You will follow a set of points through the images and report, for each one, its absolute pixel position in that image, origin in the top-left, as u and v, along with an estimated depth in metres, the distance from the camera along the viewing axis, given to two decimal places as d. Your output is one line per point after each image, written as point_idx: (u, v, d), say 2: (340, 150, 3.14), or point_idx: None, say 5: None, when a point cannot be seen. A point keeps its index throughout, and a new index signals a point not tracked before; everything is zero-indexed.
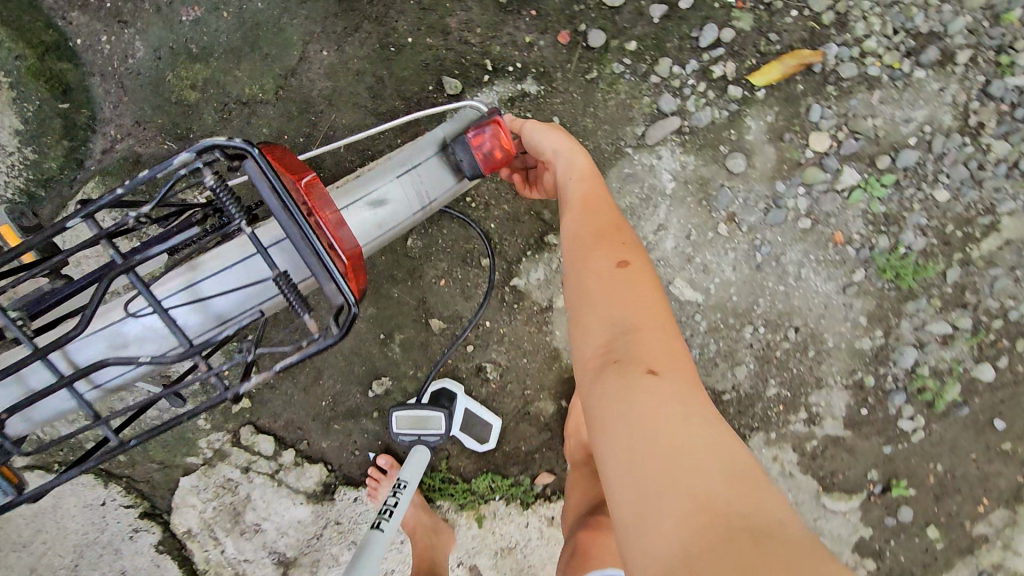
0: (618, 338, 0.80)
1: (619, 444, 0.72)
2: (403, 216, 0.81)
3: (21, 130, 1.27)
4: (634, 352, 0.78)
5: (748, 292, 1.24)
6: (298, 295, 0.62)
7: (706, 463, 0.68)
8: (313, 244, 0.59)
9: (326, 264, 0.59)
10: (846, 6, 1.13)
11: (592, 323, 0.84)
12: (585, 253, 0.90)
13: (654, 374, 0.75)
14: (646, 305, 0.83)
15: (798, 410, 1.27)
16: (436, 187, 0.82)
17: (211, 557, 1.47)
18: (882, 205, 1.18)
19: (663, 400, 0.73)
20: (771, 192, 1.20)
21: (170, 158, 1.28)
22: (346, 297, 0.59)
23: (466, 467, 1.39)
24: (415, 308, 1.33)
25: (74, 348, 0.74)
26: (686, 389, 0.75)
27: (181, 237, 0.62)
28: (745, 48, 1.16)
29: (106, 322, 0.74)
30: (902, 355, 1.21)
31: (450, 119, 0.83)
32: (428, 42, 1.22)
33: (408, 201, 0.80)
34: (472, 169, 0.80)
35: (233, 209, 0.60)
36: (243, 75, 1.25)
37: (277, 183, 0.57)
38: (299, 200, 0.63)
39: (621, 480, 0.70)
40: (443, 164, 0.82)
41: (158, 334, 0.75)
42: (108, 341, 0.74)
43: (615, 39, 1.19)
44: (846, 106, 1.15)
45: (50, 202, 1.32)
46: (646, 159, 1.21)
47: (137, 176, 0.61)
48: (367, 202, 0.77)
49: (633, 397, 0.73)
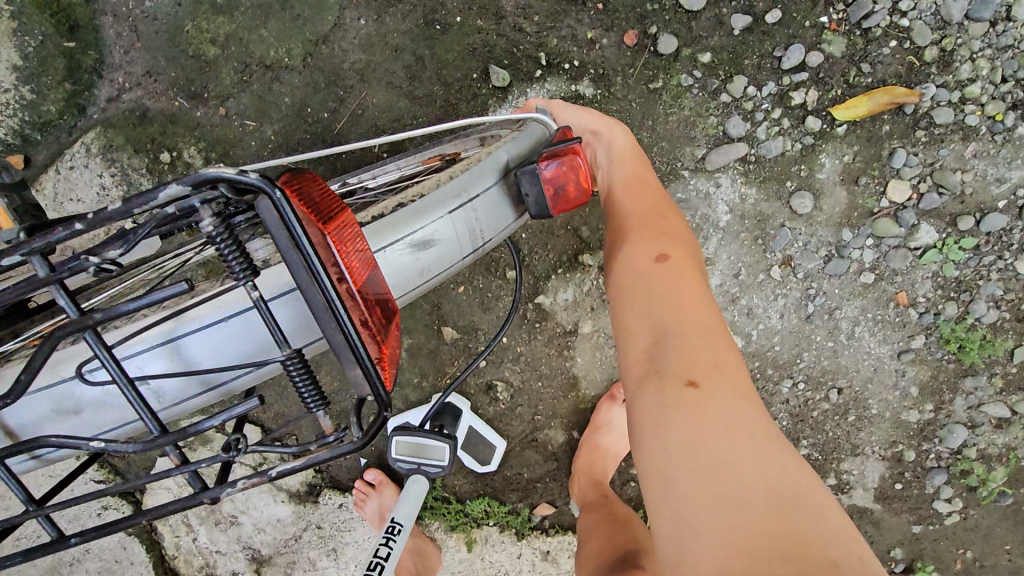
0: (656, 342, 0.71)
1: (653, 461, 0.63)
2: (451, 258, 0.70)
3: (20, 66, 1.14)
4: (675, 360, 0.68)
5: (793, 344, 1.14)
6: (310, 381, 0.51)
7: (751, 490, 0.58)
8: (342, 323, 0.47)
9: (357, 349, 0.48)
10: (953, 43, 0.99)
11: (631, 326, 0.76)
12: (629, 248, 0.82)
13: (694, 383, 0.65)
14: (691, 305, 0.72)
15: (827, 477, 1.21)
16: (492, 222, 0.72)
17: (182, 543, 1.40)
18: (955, 269, 1.07)
19: (701, 415, 0.63)
20: (836, 239, 1.08)
21: (182, 118, 1.17)
22: (378, 394, 0.50)
23: (461, 487, 1.30)
24: (428, 313, 1.22)
25: (11, 410, 0.60)
26: (732, 401, 0.64)
27: (162, 292, 0.44)
28: (832, 76, 1.02)
29: (54, 381, 0.60)
30: (951, 434, 1.14)
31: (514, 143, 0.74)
32: (478, 24, 1.08)
33: (459, 240, 0.69)
34: (539, 207, 0.71)
35: (239, 267, 0.45)
36: (269, 35, 1.12)
37: (306, 243, 0.44)
38: (330, 262, 0.47)
39: (657, 503, 0.62)
40: (502, 196, 0.72)
41: (119, 400, 0.62)
42: (56, 404, 0.61)
43: (688, 48, 1.04)
44: (933, 155, 1.03)
45: (46, 148, 1.21)
46: (703, 185, 1.09)
47: (105, 207, 0.43)
48: (413, 242, 0.65)
49: (667, 412, 0.64)
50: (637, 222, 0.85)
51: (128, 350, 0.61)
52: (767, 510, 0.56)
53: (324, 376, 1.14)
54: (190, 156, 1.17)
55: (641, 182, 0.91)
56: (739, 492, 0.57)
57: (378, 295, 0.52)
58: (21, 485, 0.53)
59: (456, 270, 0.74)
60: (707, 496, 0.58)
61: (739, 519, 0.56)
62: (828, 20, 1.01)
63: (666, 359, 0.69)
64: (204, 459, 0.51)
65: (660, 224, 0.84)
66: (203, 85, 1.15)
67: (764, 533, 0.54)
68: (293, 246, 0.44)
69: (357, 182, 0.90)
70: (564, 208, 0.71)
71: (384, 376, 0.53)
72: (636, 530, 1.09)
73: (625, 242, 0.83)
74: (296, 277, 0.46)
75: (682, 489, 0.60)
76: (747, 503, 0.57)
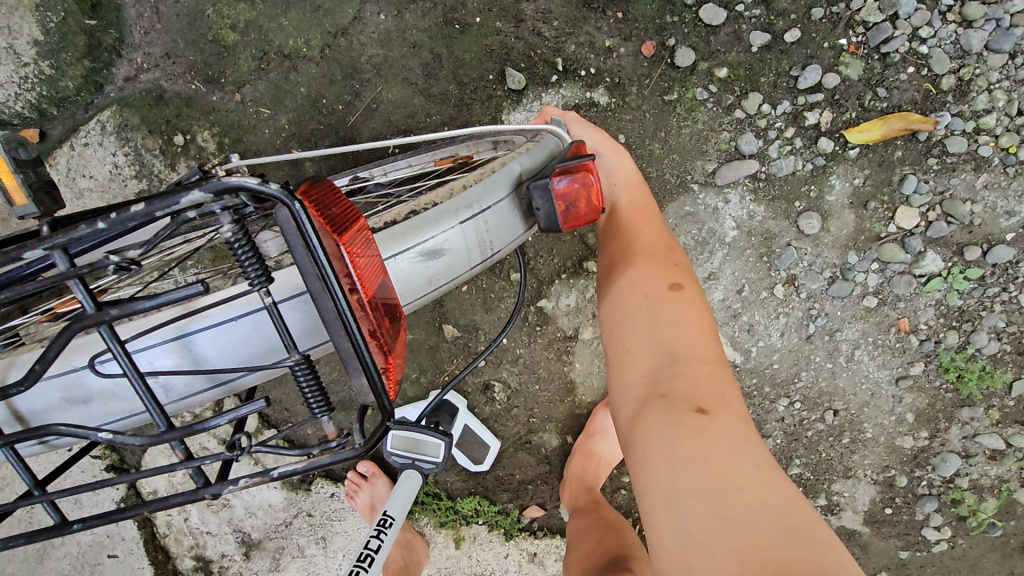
0: (663, 367, 0.73)
1: (657, 484, 0.64)
2: (459, 268, 0.70)
3: (40, 41, 1.15)
4: (678, 385, 0.70)
5: (791, 363, 1.14)
6: (316, 386, 0.51)
7: (759, 516, 0.58)
8: (351, 334, 0.47)
9: (363, 358, 0.49)
10: (971, 73, 0.99)
11: (636, 351, 0.77)
12: (634, 274, 0.83)
13: (702, 410, 0.67)
14: (693, 333, 0.75)
15: (817, 497, 1.21)
16: (502, 233, 0.72)
17: (173, 522, 1.41)
18: (959, 299, 1.07)
19: (709, 439, 0.64)
20: (841, 261, 1.08)
21: (198, 102, 1.17)
22: (382, 404, 0.51)
23: (452, 485, 1.31)
24: (430, 310, 1.22)
25: (22, 397, 0.61)
26: (738, 430, 0.66)
27: (177, 294, 0.45)
28: (847, 98, 1.02)
29: (64, 370, 0.61)
30: (945, 463, 1.14)
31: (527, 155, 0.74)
32: (497, 26, 1.08)
33: (468, 251, 0.69)
34: (550, 221, 0.71)
35: (253, 273, 0.46)
36: (289, 24, 1.12)
37: (322, 254, 0.44)
38: (342, 272, 0.47)
39: (659, 526, 0.62)
40: (513, 208, 0.72)
41: (127, 393, 0.62)
42: (64, 392, 0.61)
43: (705, 62, 1.04)
44: (944, 183, 1.03)
45: (62, 123, 1.21)
46: (712, 200, 1.09)
47: (126, 208, 0.43)
48: (422, 251, 0.66)
49: (674, 434, 0.65)
50: (642, 249, 0.86)
51: (140, 343, 0.61)
52: (776, 538, 0.56)
53: (324, 367, 1.15)
54: (205, 140, 1.18)
55: (647, 210, 0.92)
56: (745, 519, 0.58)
57: (389, 306, 0.53)
58: (27, 470, 0.54)
59: (464, 277, 0.74)
60: (712, 519, 0.58)
61: (745, 543, 0.56)
62: (847, 42, 1.01)
63: (673, 384, 0.71)
64: (207, 457, 0.52)
65: (664, 254, 0.85)
66: (219, 70, 1.15)
67: (771, 560, 0.54)
68: (308, 255, 0.45)
69: (368, 176, 0.91)
70: (574, 224, 0.71)
71: (389, 385, 0.53)
72: (627, 534, 1.10)
73: (629, 268, 0.84)
74: (309, 284, 0.46)
75: (688, 510, 0.60)
76: (754, 528, 0.57)
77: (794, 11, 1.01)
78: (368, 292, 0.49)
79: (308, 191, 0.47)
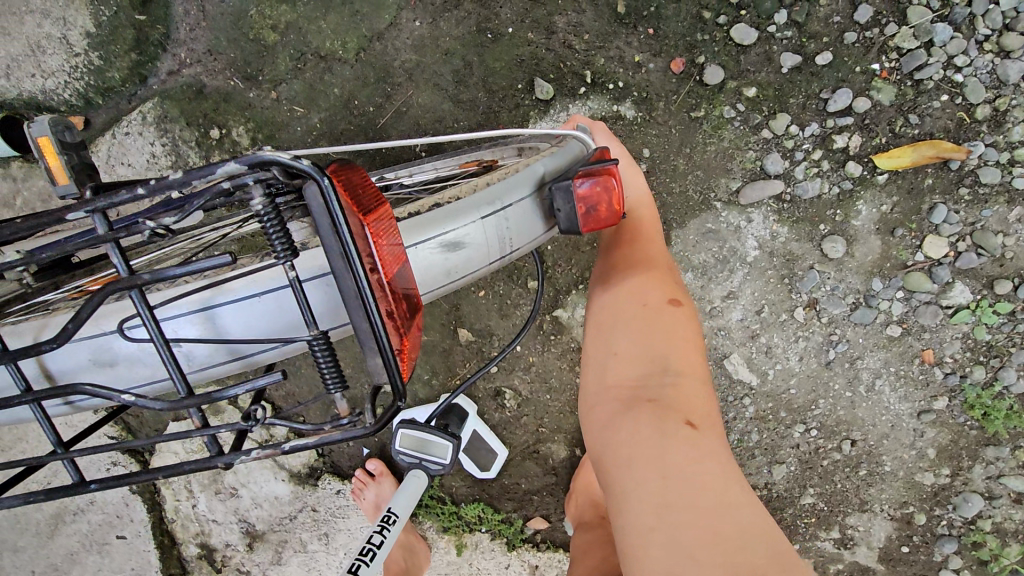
0: (656, 375, 0.75)
1: (648, 489, 0.67)
2: (479, 262, 0.71)
3: (92, 34, 1.20)
4: (672, 397, 0.73)
5: (809, 388, 1.12)
6: (332, 363, 0.51)
7: (735, 525, 0.64)
8: (369, 312, 0.48)
9: (380, 337, 0.49)
10: (1007, 103, 0.97)
11: (627, 356, 0.78)
12: (629, 277, 0.83)
13: (694, 424, 0.72)
14: (686, 348, 0.78)
15: (830, 529, 1.18)
16: (522, 231, 0.72)
17: (181, 508, 1.43)
18: (987, 333, 1.04)
19: (699, 454, 0.69)
20: (865, 287, 1.06)
21: (235, 98, 1.21)
22: (395, 385, 0.50)
23: (457, 490, 1.31)
24: (446, 313, 1.23)
25: (53, 355, 0.63)
26: (718, 445, 0.71)
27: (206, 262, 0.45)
28: (877, 124, 1.01)
29: (95, 333, 0.63)
30: (966, 503, 1.10)
31: (552, 156, 0.75)
32: (529, 37, 1.10)
33: (487, 246, 0.70)
34: (570, 223, 0.71)
35: (278, 247, 0.46)
36: (327, 27, 1.15)
37: (346, 229, 0.45)
38: (363, 250, 0.48)
39: (642, 524, 0.66)
40: (535, 207, 0.73)
41: (151, 359, 0.64)
42: (94, 354, 0.63)
43: (734, 80, 1.04)
44: (976, 214, 1.01)
45: (106, 112, 1.27)
46: (734, 218, 1.08)
47: (167, 176, 0.45)
48: (442, 241, 0.67)
49: (669, 444, 0.68)
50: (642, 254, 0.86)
51: (167, 313, 0.63)
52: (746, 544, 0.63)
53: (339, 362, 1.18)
54: (240, 135, 1.22)
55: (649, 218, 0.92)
56: (725, 527, 0.63)
57: (407, 293, 0.54)
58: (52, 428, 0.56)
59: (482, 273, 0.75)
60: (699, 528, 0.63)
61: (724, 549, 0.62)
62: (880, 67, 1.00)
63: (668, 396, 0.73)
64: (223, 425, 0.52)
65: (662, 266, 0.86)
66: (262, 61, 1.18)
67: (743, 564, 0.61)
68: (333, 233, 0.46)
69: (394, 177, 0.93)
70: (593, 227, 0.71)
71: (404, 367, 0.53)
72: None
73: (626, 274, 0.84)
74: (332, 261, 0.48)
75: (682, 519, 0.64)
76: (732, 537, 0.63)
77: (827, 34, 1.00)
78: (388, 274, 0.50)
79: (337, 172, 0.49)
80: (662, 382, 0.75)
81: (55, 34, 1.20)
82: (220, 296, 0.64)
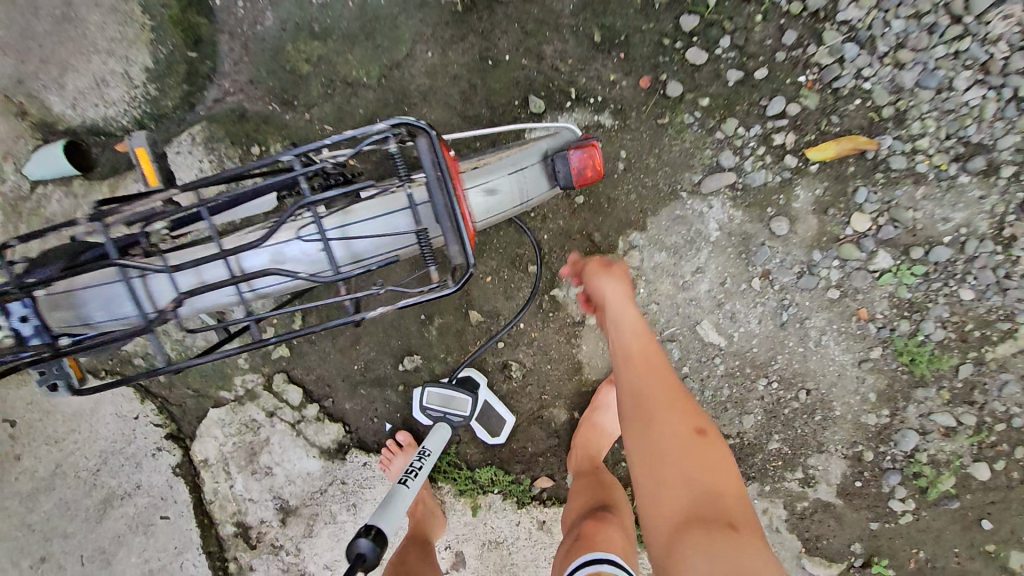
0: (671, 434, 0.99)
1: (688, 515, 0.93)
2: (506, 209, 0.92)
3: (152, 69, 1.40)
4: (718, 512, 0.92)
5: (769, 347, 1.33)
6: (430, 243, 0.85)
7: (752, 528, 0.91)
8: (449, 207, 0.78)
9: (456, 226, 0.79)
10: (907, 105, 1.22)
11: (669, 497, 0.96)
12: (663, 409, 1.01)
13: (701, 466, 0.97)
14: (722, 480, 0.96)
15: (795, 470, 1.37)
16: (532, 190, 0.94)
17: (219, 489, 1.58)
18: (909, 292, 1.26)
19: (743, 551, 0.87)
20: (807, 258, 1.29)
21: (274, 120, 1.43)
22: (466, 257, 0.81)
23: (472, 455, 1.48)
24: (458, 298, 1.43)
25: (245, 256, 0.93)
26: (731, 477, 0.97)
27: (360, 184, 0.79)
28: (807, 124, 1.25)
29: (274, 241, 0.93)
30: (904, 438, 1.30)
31: (554, 137, 0.99)
32: (523, 62, 1.33)
33: (512, 195, 0.92)
34: (567, 181, 0.92)
35: (401, 171, 0.79)
36: (353, 59, 1.38)
37: (439, 157, 0.77)
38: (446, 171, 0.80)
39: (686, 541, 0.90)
40: (543, 170, 0.94)
41: (310, 259, 0.94)
42: (272, 255, 0.93)
43: (691, 93, 1.28)
44: (890, 194, 1.25)
45: (159, 135, 1.48)
46: (698, 205, 1.31)
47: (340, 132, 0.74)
48: (482, 188, 0.88)
49: (720, 547, 0.87)
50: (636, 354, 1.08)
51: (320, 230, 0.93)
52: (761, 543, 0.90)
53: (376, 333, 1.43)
54: (278, 151, 1.43)
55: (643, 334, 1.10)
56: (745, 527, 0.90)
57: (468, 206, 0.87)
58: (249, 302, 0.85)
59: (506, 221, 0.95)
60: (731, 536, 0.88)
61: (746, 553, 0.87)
62: (805, 79, 1.24)
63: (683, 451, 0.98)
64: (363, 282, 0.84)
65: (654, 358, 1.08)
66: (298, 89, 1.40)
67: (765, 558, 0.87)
68: (431, 160, 0.78)
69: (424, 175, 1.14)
70: (583, 184, 0.93)
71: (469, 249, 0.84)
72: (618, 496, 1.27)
73: (637, 362, 1.07)
74: (429, 179, 0.80)
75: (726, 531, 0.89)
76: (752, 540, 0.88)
77: (762, 53, 1.25)
78: (459, 186, 0.83)
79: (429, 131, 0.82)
80: (701, 509, 0.92)
81: (117, 70, 1.40)
82: (346, 227, 0.94)
